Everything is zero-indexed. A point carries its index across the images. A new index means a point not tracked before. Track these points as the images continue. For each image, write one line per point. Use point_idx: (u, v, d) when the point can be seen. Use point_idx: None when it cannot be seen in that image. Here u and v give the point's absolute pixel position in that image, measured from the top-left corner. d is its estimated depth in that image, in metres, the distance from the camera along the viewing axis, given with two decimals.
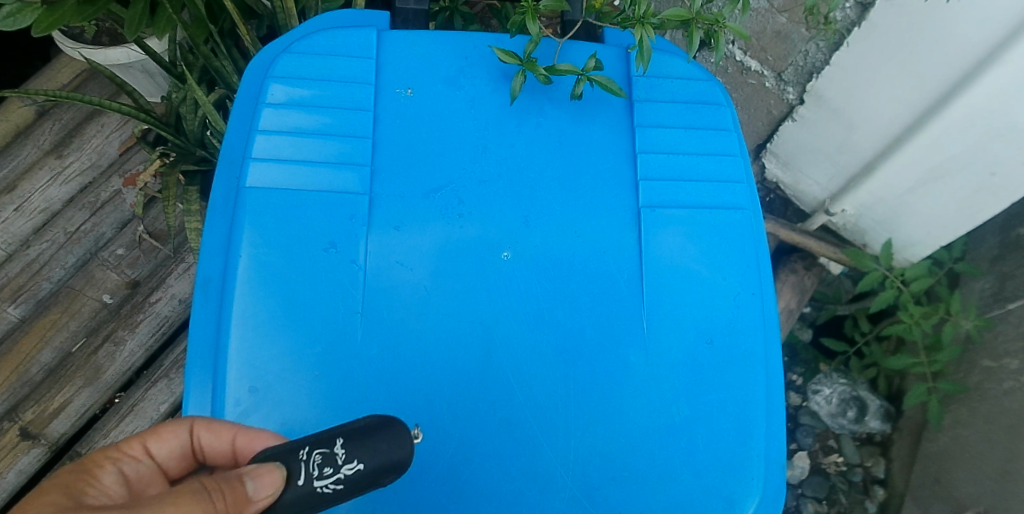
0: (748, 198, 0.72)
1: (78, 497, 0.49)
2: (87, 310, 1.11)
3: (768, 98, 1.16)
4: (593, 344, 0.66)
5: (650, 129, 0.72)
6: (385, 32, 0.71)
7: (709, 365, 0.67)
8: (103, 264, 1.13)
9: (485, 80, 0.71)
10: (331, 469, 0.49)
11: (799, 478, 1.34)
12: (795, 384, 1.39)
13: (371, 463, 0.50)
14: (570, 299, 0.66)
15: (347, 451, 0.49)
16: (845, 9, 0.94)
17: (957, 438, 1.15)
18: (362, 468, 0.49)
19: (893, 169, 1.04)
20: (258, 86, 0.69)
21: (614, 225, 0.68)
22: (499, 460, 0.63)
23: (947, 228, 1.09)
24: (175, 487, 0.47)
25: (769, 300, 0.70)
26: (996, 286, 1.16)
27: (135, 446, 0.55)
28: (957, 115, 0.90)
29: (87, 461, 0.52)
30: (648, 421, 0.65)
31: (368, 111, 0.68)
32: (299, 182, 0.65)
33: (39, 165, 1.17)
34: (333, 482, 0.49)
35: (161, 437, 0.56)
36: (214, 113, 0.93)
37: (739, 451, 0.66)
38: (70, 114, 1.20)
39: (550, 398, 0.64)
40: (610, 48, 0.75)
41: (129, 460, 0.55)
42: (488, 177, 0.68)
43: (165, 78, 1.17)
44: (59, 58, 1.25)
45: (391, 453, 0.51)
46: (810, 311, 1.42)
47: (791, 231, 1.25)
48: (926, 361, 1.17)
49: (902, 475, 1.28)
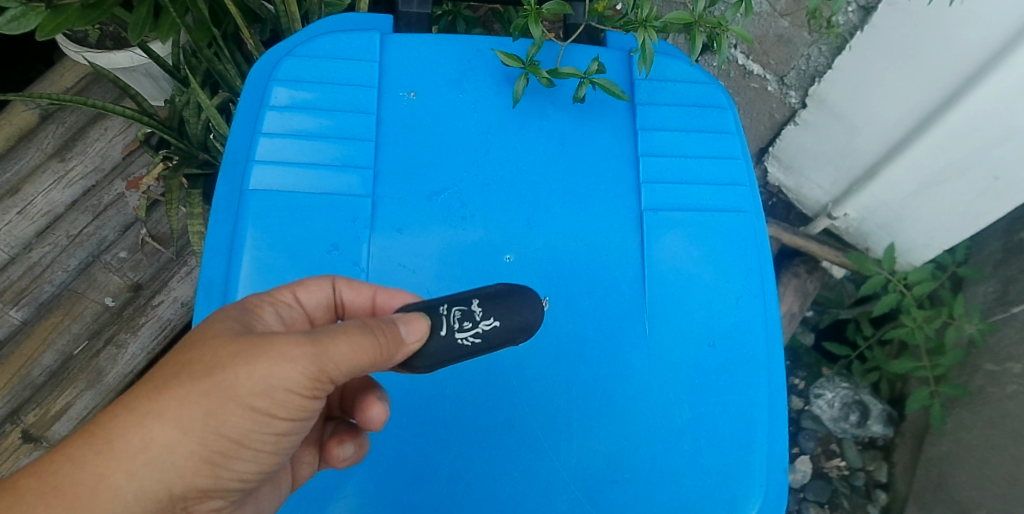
0: (751, 200, 0.72)
1: (249, 328, 0.49)
2: (89, 313, 1.12)
3: (771, 101, 1.16)
4: (596, 347, 0.66)
5: (653, 132, 0.72)
6: (388, 35, 0.71)
7: (711, 368, 0.67)
8: (106, 267, 1.14)
9: (488, 83, 0.71)
10: (472, 324, 0.51)
11: (800, 482, 1.34)
12: (797, 387, 1.39)
13: (507, 322, 0.52)
14: (573, 301, 0.66)
15: (484, 309, 0.51)
16: (848, 13, 0.94)
17: (960, 442, 1.15)
18: (500, 326, 0.51)
19: (896, 172, 1.04)
20: (262, 89, 0.69)
21: (616, 228, 0.69)
22: (501, 462, 0.63)
23: (950, 232, 1.09)
24: (340, 324, 0.48)
25: (772, 302, 0.70)
26: (999, 289, 1.16)
27: (285, 292, 0.54)
28: (960, 118, 0.90)
29: (247, 301, 0.51)
30: (650, 424, 0.65)
31: (371, 114, 0.68)
32: (303, 185, 0.65)
33: (43, 169, 1.17)
34: (472, 336, 0.51)
35: (308, 287, 0.55)
36: (217, 116, 0.94)
37: (741, 454, 0.66)
38: (73, 118, 1.20)
39: (553, 400, 0.64)
40: (613, 51, 0.75)
41: (283, 305, 0.53)
42: (491, 179, 0.68)
43: (168, 82, 1.17)
44: (62, 62, 1.26)
45: (525, 314, 0.53)
46: (812, 314, 1.43)
47: (793, 235, 1.25)
48: (928, 365, 1.17)
49: (904, 479, 1.27)
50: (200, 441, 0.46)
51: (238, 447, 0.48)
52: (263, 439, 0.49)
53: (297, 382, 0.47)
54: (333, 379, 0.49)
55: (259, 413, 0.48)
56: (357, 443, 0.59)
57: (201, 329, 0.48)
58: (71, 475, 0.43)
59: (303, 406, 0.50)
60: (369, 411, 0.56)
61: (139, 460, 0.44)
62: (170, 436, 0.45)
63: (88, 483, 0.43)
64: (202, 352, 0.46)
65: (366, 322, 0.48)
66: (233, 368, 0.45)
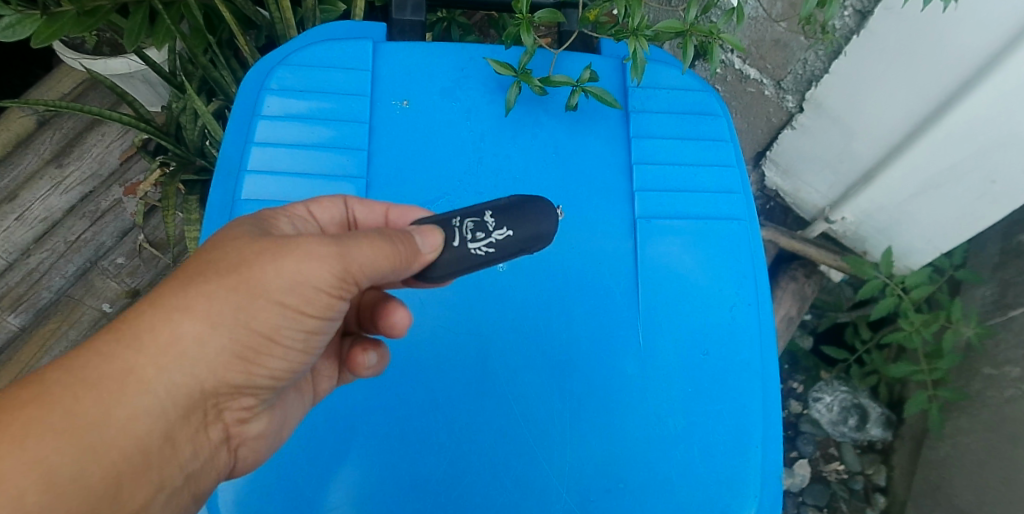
0: (745, 208, 0.72)
1: (268, 232, 0.49)
2: (87, 319, 1.12)
3: (768, 105, 1.16)
4: (589, 356, 0.66)
5: (647, 140, 0.72)
6: (382, 43, 0.71)
7: (705, 377, 0.67)
8: (104, 273, 1.14)
9: (481, 92, 0.71)
10: (484, 234, 0.51)
11: (799, 486, 1.33)
12: (795, 391, 1.39)
13: (520, 232, 0.51)
14: (567, 310, 0.66)
15: (496, 220, 0.51)
16: (844, 17, 0.94)
17: (958, 446, 1.15)
18: (513, 236, 0.51)
19: (894, 176, 1.03)
20: (255, 98, 0.69)
21: (609, 237, 0.68)
22: (494, 473, 0.63)
23: (947, 236, 1.09)
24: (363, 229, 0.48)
25: (766, 309, 0.70)
26: (997, 293, 1.16)
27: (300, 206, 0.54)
28: (957, 122, 0.90)
29: (265, 210, 0.51)
30: (644, 433, 0.65)
31: (364, 123, 0.68)
32: (296, 194, 0.65)
33: (40, 175, 1.17)
34: (485, 246, 0.51)
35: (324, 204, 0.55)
36: (213, 122, 0.94)
37: (736, 462, 0.66)
38: (71, 124, 1.20)
39: (546, 409, 0.64)
40: (606, 59, 0.75)
41: (299, 218, 0.53)
42: (484, 188, 0.68)
43: (165, 87, 1.17)
44: (60, 68, 1.26)
45: (539, 223, 0.52)
46: (810, 318, 1.42)
47: (791, 239, 1.25)
48: (926, 369, 1.17)
49: (904, 483, 1.27)
50: (231, 335, 0.45)
51: (271, 344, 0.48)
52: (294, 337, 0.49)
53: (324, 282, 0.47)
54: (357, 283, 0.49)
55: (288, 309, 0.47)
56: (380, 353, 0.60)
57: (223, 234, 0.48)
58: (99, 367, 0.43)
59: (332, 306, 0.49)
60: (394, 318, 0.57)
61: (169, 355, 0.44)
62: (198, 330, 0.44)
63: (117, 381, 0.43)
64: (225, 251, 0.46)
65: (383, 229, 0.49)
66: (260, 265, 0.45)
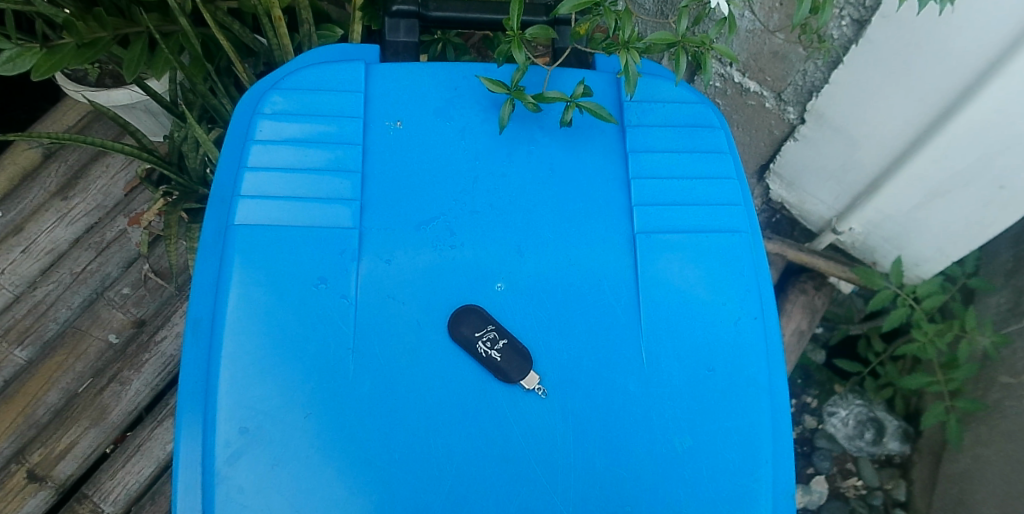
0: (747, 220, 0.71)
1: None
2: (93, 351, 1.11)
3: (769, 118, 1.14)
4: (591, 375, 0.64)
5: (644, 154, 0.71)
6: (374, 65, 0.71)
7: (711, 395, 0.65)
8: (109, 303, 1.13)
9: (475, 110, 0.71)
10: (493, 340, 0.62)
11: (817, 504, 1.29)
12: (809, 406, 1.35)
13: (502, 359, 0.62)
14: (567, 327, 0.65)
15: (503, 340, 0.62)
16: (841, 27, 0.93)
17: (978, 458, 1.11)
18: (503, 347, 0.62)
19: (899, 186, 1.02)
20: (248, 121, 0.69)
21: (609, 255, 0.67)
22: (497, 499, 0.61)
23: (957, 242, 1.07)
24: None
25: (772, 325, 0.69)
26: (1012, 300, 1.13)
27: None
28: (960, 127, 0.89)
29: None
30: (650, 453, 0.63)
31: (357, 144, 0.68)
32: (289, 218, 0.65)
33: (45, 208, 1.18)
34: (487, 338, 0.62)
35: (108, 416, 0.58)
36: (213, 150, 0.93)
37: (746, 483, 0.64)
38: (76, 156, 1.20)
39: (550, 432, 0.62)
40: (600, 74, 0.74)
41: None
42: (480, 207, 0.67)
43: (167, 117, 1.18)
44: (64, 102, 1.27)
45: (510, 371, 0.62)
46: (822, 331, 1.38)
47: (798, 251, 1.23)
48: (942, 380, 1.14)
49: (924, 497, 1.23)
50: None
51: None
52: None
53: None
54: None
55: None
56: (407, 406, 0.61)
57: None
58: None
59: None
60: (460, 325, 0.63)
61: None
62: None
63: None
64: None
65: None
66: None
